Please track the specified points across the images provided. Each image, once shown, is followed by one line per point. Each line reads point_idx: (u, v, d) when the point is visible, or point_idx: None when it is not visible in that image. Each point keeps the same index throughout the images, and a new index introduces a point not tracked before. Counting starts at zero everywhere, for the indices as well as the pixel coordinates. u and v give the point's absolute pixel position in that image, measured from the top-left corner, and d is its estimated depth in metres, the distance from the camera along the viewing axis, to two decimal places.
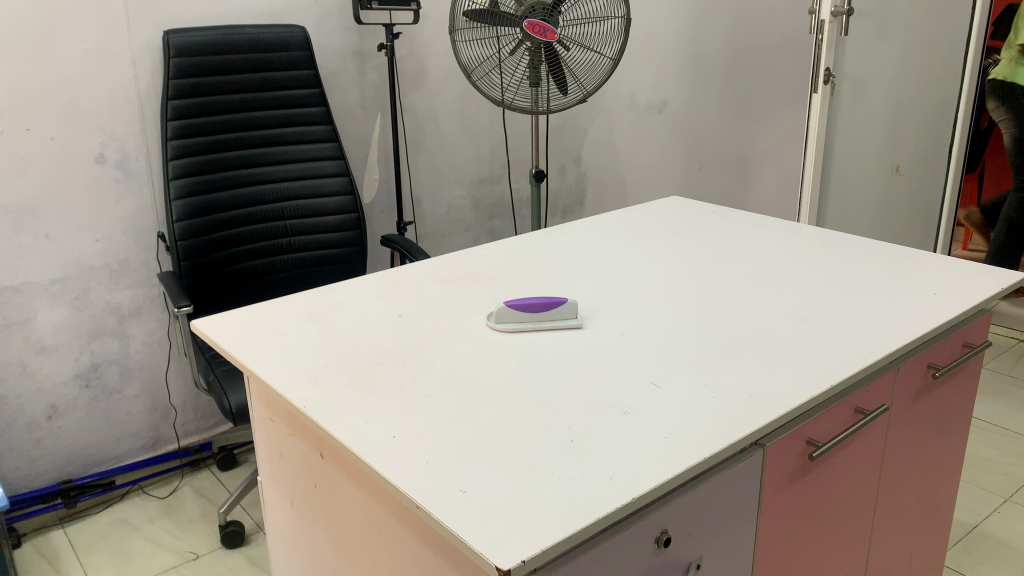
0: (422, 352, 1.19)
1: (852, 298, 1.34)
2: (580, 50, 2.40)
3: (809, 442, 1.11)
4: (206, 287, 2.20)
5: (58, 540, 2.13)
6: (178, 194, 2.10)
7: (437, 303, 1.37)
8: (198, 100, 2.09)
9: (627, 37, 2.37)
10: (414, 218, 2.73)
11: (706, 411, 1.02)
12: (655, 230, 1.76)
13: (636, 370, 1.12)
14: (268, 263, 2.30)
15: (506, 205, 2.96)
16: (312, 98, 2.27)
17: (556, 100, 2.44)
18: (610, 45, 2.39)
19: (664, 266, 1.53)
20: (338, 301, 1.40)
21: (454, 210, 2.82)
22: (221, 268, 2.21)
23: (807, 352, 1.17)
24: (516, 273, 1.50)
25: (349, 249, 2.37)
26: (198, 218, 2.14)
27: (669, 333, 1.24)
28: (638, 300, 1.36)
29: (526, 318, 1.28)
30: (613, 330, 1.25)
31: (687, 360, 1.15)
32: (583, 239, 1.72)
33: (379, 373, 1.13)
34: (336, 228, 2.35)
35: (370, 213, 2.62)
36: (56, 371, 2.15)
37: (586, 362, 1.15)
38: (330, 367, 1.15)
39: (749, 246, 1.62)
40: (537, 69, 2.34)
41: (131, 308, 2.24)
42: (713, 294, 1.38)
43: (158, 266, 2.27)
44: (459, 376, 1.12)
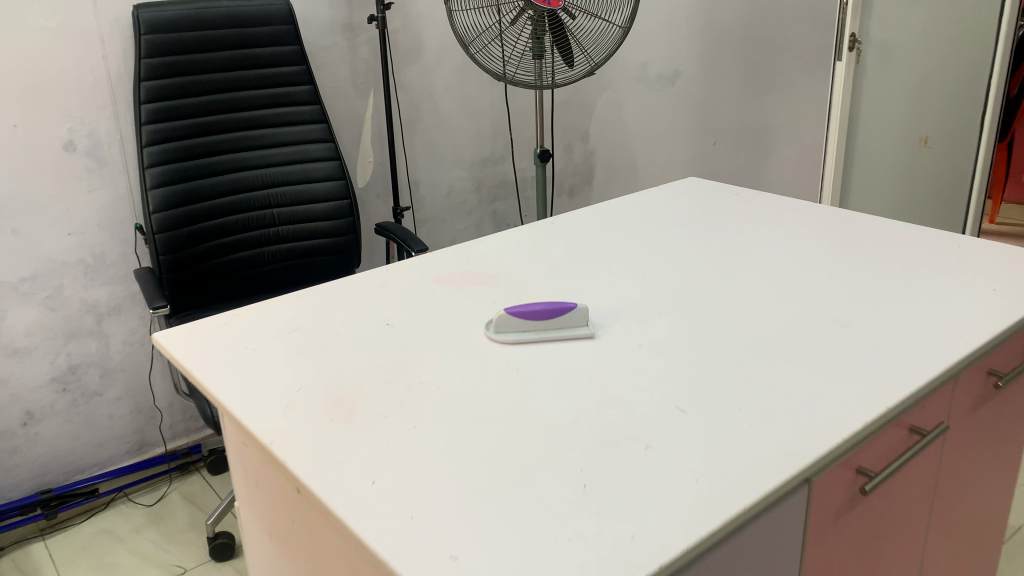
0: (410, 373, 1.04)
1: (902, 298, 1.18)
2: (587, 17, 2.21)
3: (859, 472, 0.96)
4: (189, 283, 2.04)
5: (38, 554, 2.01)
6: (154, 183, 1.94)
7: (430, 309, 1.22)
8: (174, 80, 1.93)
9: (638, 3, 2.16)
10: (412, 203, 2.57)
11: (744, 448, 0.86)
12: (672, 217, 1.60)
13: (657, 393, 0.97)
14: (256, 255, 2.14)
15: (510, 186, 2.80)
16: (299, 76, 2.10)
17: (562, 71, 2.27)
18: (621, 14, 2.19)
19: (684, 261, 1.37)
20: (320, 308, 1.25)
21: (454, 193, 2.66)
22: (204, 262, 2.05)
23: (855, 366, 1.01)
24: (519, 271, 1.35)
25: (342, 238, 2.21)
26: (177, 209, 1.98)
27: (693, 342, 1.09)
28: (656, 303, 1.21)
29: (529, 326, 1.13)
30: (630, 341, 1.10)
31: (716, 379, 0.99)
32: (592, 228, 1.56)
33: (361, 399, 0.98)
34: (328, 216, 2.18)
35: (365, 198, 2.47)
36: (30, 375, 2.01)
37: (599, 383, 1.00)
38: (305, 393, 1.00)
39: (779, 235, 1.46)
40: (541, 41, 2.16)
41: (109, 305, 2.10)
42: (741, 294, 1.22)
43: (137, 261, 2.12)
44: (451, 401, 0.97)
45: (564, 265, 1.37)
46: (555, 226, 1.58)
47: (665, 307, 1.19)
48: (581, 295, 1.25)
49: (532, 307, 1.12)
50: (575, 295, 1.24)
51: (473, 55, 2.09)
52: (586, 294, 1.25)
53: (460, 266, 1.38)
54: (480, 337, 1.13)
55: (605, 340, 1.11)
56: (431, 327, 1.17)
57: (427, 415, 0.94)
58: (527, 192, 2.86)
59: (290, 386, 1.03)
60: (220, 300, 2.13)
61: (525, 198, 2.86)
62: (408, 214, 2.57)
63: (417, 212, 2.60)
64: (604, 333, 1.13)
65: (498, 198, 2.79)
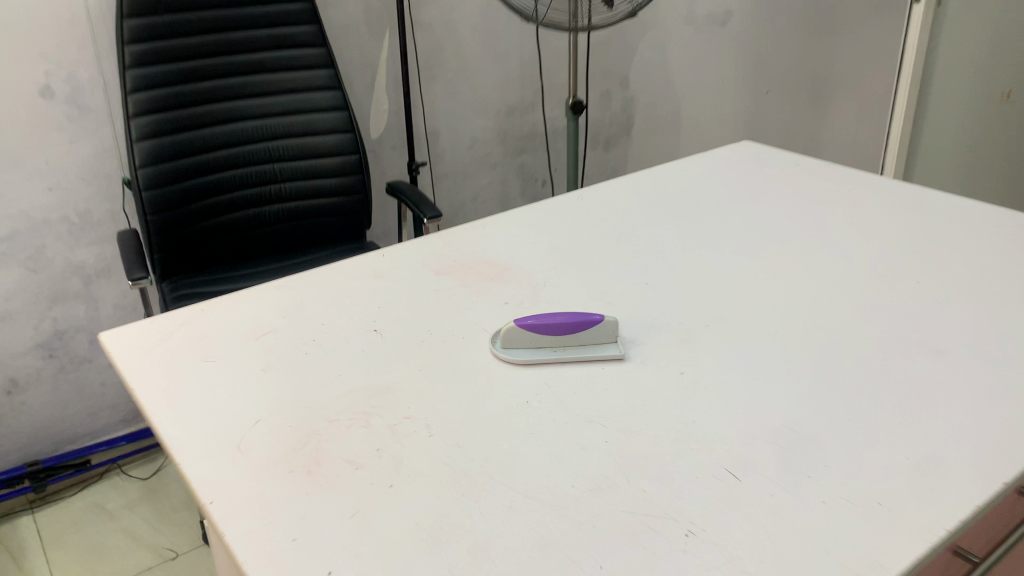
0: (393, 403, 0.85)
1: (1009, 319, 0.95)
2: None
3: (958, 555, 0.75)
4: (181, 245, 1.86)
5: (26, 529, 1.89)
6: (140, 136, 1.73)
7: (429, 313, 1.02)
8: (162, 19, 1.71)
9: None
10: (430, 156, 2.34)
11: (816, 544, 0.66)
12: (722, 194, 1.36)
13: (700, 451, 0.76)
14: (255, 215, 1.94)
15: (541, 136, 2.56)
16: (302, 15, 1.87)
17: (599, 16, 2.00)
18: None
19: (735, 254, 1.15)
20: (298, 304, 1.05)
21: (477, 144, 2.43)
22: (198, 222, 1.86)
23: (956, 418, 0.79)
24: (537, 262, 1.14)
25: (350, 197, 2.01)
26: (166, 164, 1.77)
27: (745, 373, 0.88)
28: (699, 315, 0.99)
29: (544, 342, 0.92)
30: (666, 367, 0.89)
31: (776, 434, 0.78)
32: (626, 205, 1.33)
33: (328, 441, 0.79)
34: (336, 172, 1.98)
35: (378, 151, 2.25)
36: (13, 342, 1.86)
37: (625, 429, 0.80)
38: (262, 429, 0.82)
39: (849, 224, 1.22)
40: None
41: (98, 267, 1.93)
42: (805, 307, 1.00)
43: (126, 218, 1.94)
44: (439, 449, 0.78)
45: (590, 256, 1.16)
46: (582, 201, 1.36)
47: (710, 320, 0.98)
48: (610, 298, 1.04)
49: (550, 320, 0.92)
50: (603, 299, 1.03)
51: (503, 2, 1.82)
52: (615, 297, 1.04)
53: (467, 252, 1.18)
54: (484, 354, 0.93)
55: (635, 365, 0.90)
56: (426, 336, 0.97)
57: (407, 470, 0.75)
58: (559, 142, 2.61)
59: (247, 417, 0.84)
60: (216, 264, 1.94)
61: (556, 150, 2.62)
62: (425, 168, 2.35)
63: (436, 165, 2.38)
64: (635, 354, 0.92)
65: (527, 149, 2.55)
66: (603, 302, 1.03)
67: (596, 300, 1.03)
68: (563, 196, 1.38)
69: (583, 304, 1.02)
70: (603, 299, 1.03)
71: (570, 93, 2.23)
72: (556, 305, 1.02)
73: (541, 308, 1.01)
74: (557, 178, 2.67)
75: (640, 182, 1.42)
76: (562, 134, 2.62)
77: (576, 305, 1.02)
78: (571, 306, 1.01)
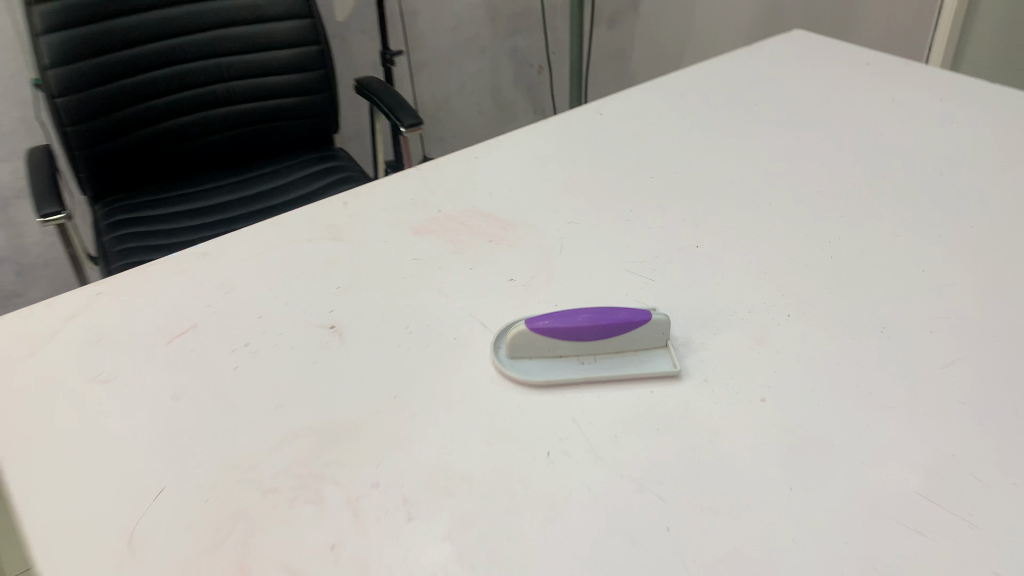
0: (356, 460, 0.59)
1: None
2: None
3: None
4: (106, 165, 1.48)
5: None
6: (45, 28, 1.32)
7: (407, 298, 0.75)
8: None
9: None
10: (405, 42, 2.00)
11: None
12: (779, 107, 1.07)
13: (808, 547, 0.52)
14: (196, 123, 1.56)
15: (533, 19, 2.18)
16: None
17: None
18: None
19: (810, 202, 0.86)
20: (228, 284, 0.78)
21: (461, 28, 2.07)
22: (126, 135, 1.48)
23: None
24: (550, 216, 0.85)
25: (313, 99, 1.64)
26: (81, 61, 1.37)
27: (856, 403, 0.62)
28: (777, 298, 0.73)
29: (566, 350, 0.67)
30: (740, 393, 0.63)
31: (915, 515, 0.54)
32: (655, 126, 1.03)
33: (262, 535, 0.54)
34: (294, 68, 1.59)
35: (345, 36, 1.89)
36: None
37: (697, 506, 0.55)
38: (167, 509, 0.56)
39: (952, 151, 0.94)
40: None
41: (14, 186, 1.63)
42: (920, 287, 0.73)
43: (43, 126, 1.61)
44: (424, 547, 0.53)
45: (616, 206, 0.87)
46: (599, 119, 1.05)
47: (793, 310, 0.71)
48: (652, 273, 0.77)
49: (573, 317, 0.66)
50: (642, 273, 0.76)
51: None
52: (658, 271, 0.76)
53: (454, 200, 0.89)
54: (486, 370, 0.66)
55: (697, 387, 0.64)
56: (404, 339, 0.70)
57: None
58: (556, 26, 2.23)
59: (144, 483, 0.58)
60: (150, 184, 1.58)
61: (552, 33, 2.25)
62: (400, 59, 2.01)
63: (413, 50, 2.02)
64: (695, 365, 0.66)
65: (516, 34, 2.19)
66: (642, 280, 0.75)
67: (633, 275, 0.76)
68: (572, 110, 1.07)
69: (616, 285, 0.75)
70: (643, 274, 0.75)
71: None
72: (580, 290, 0.74)
73: (560, 295, 0.74)
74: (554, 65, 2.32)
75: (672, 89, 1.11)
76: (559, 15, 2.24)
77: (607, 286, 0.75)
78: (601, 289, 0.74)
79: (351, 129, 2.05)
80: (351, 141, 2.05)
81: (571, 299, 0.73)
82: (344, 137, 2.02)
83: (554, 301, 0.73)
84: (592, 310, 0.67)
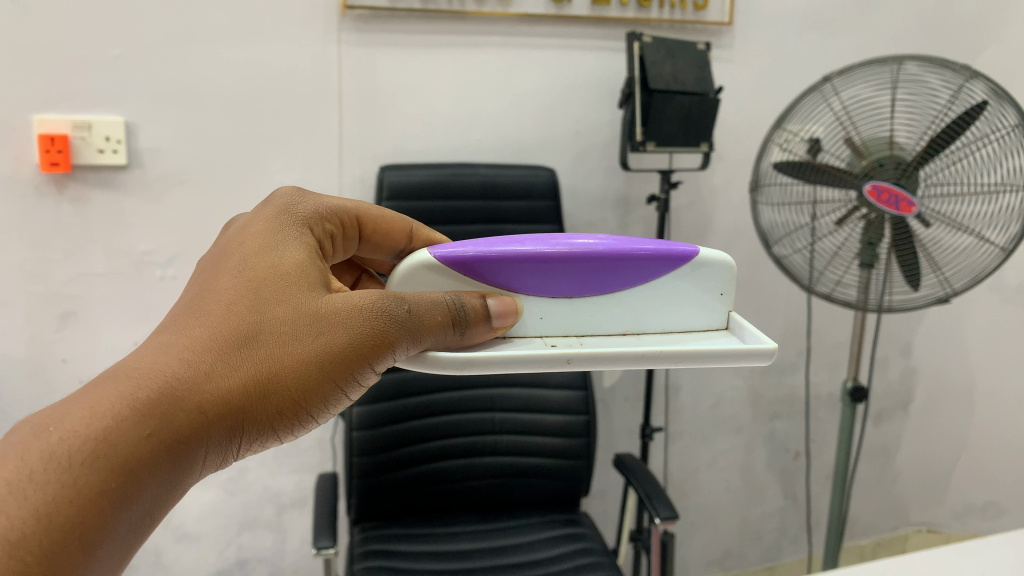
0: None
1: None
2: (952, 228, 1.14)
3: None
4: (381, 514, 1.24)
5: None
6: (391, 185, 1.14)
7: None
8: (426, 178, 1.16)
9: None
10: (666, 417, 1.57)
11: None
12: None
13: None
14: (473, 448, 1.26)
15: (803, 404, 1.66)
16: (543, 196, 1.22)
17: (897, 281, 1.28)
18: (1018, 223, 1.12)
19: None
20: None
21: (722, 404, 1.60)
22: (398, 472, 1.22)
23: None
24: (656, 291, 0.60)
25: (568, 462, 1.28)
26: (410, 196, 1.15)
27: None
28: None
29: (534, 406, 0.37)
30: None
31: None
32: (810, 135, 1.16)
33: None
34: (556, 431, 1.27)
35: (608, 401, 1.51)
36: (192, 566, 1.37)
37: None
38: None
39: None
40: (878, 247, 1.15)
41: (295, 496, 1.40)
42: None
43: (334, 438, 1.38)
44: None
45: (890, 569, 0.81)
46: (764, 140, 1.18)
47: None
48: (708, 305, 0.61)
49: (522, 248, 0.57)
50: (697, 283, 0.60)
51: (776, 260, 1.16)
52: (711, 272, 0.60)
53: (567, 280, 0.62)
54: None
55: None
56: None
57: None
58: (898, 354, 1.68)
59: None
60: (382, 516, 1.25)
61: (822, 418, 1.69)
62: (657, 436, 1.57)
63: (671, 422, 1.57)
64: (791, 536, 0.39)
65: (971, 410, 1.76)
66: (688, 270, 0.60)
67: (683, 284, 0.60)
68: (722, 88, 1.29)
69: (640, 285, 0.59)
70: (691, 250, 0.60)
71: (859, 380, 1.67)
72: (577, 317, 0.59)
73: (563, 333, 0.59)
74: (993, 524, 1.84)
75: (832, 153, 1.16)
76: (916, 400, 1.74)
77: (632, 334, 0.60)
78: (616, 304, 0.59)
79: (879, 445, 1.76)
80: (594, 500, 1.58)
81: (577, 339, 0.59)
82: (590, 497, 1.56)
83: (548, 340, 0.59)
84: (574, 258, 0.57)
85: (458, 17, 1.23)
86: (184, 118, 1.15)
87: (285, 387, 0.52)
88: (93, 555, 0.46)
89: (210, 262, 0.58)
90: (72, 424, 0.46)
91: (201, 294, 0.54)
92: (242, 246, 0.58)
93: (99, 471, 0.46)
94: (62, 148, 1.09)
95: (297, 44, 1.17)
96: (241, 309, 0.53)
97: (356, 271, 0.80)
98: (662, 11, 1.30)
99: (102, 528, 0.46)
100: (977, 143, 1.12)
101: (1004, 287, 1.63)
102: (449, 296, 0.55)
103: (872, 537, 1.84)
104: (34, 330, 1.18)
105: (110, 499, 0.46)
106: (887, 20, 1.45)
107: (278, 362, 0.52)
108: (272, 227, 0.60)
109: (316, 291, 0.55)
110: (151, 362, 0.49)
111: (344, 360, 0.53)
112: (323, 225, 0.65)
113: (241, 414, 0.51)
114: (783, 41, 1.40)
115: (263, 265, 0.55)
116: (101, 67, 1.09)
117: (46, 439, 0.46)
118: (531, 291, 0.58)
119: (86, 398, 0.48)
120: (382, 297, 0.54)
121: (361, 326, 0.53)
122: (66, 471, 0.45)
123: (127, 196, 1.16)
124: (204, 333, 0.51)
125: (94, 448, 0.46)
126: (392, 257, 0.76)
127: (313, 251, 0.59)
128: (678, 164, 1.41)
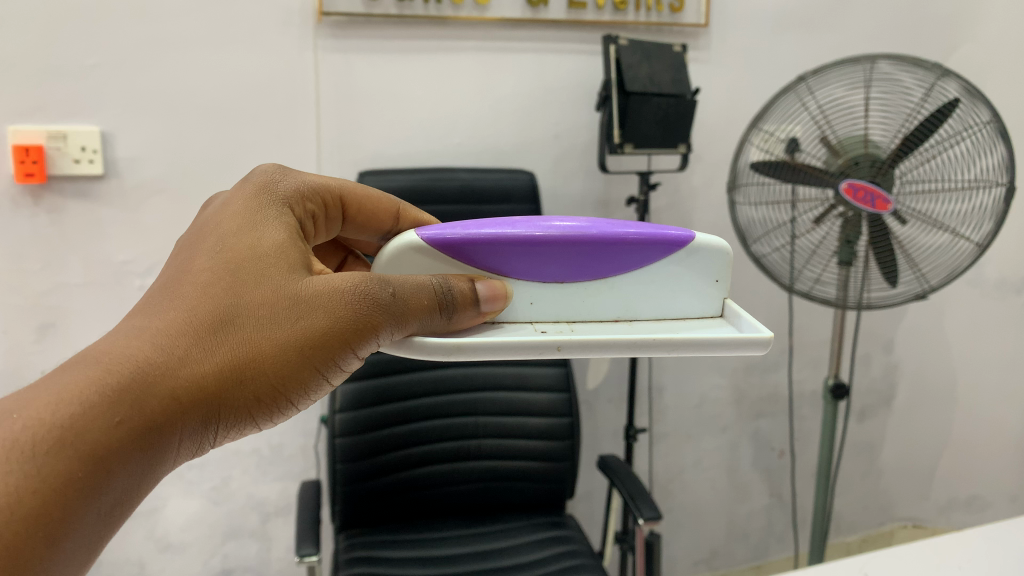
0: None
1: None
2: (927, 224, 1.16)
3: None
4: (366, 521, 1.24)
5: None
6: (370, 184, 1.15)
7: None
8: (407, 180, 1.17)
9: (1000, 207, 1.12)
10: (650, 417, 1.57)
11: None
12: None
13: None
14: (457, 453, 1.26)
15: (787, 402, 1.67)
16: (525, 199, 1.22)
17: (874, 278, 1.29)
18: (992, 220, 1.13)
19: None
20: None
21: (706, 403, 1.61)
22: (382, 478, 1.22)
23: None
24: (646, 277, 0.60)
25: (552, 466, 1.28)
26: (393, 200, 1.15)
27: None
28: None
29: None
30: None
31: None
32: (788, 135, 1.17)
33: None
34: (540, 433, 1.27)
35: (593, 402, 1.52)
36: None
37: None
38: None
39: None
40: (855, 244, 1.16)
41: (280, 502, 1.39)
42: None
43: (320, 442, 1.37)
44: None
45: (868, 565, 0.81)
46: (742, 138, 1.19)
47: None
48: (701, 293, 0.61)
49: (514, 231, 0.57)
50: (690, 270, 0.60)
51: (754, 257, 1.17)
52: (704, 260, 0.60)
53: None
54: None
55: None
56: None
57: None
58: (880, 351, 1.70)
59: None
60: (366, 521, 1.24)
61: (806, 416, 1.70)
62: (642, 437, 1.58)
63: (655, 422, 1.58)
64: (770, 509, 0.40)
65: (952, 404, 1.77)
66: (681, 256, 0.60)
67: (675, 271, 0.60)
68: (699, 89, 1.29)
69: (632, 271, 0.60)
70: (686, 235, 0.60)
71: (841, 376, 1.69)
72: (568, 302, 0.60)
73: (554, 320, 0.60)
74: (977, 518, 1.86)
75: (810, 152, 1.16)
76: (899, 396, 1.75)
77: (624, 320, 0.60)
78: (608, 290, 0.60)
79: (861, 443, 1.77)
80: (580, 502, 1.59)
81: (568, 325, 0.59)
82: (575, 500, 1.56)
83: (538, 326, 0.59)
84: (566, 242, 0.57)
85: (437, 23, 1.23)
86: (162, 126, 1.15)
87: (263, 372, 0.52)
88: (58, 547, 0.45)
89: (187, 242, 0.58)
90: (37, 411, 0.46)
91: (177, 275, 0.54)
92: (221, 226, 0.57)
93: (66, 460, 0.45)
94: (37, 158, 1.08)
95: (275, 49, 1.17)
96: (218, 292, 0.52)
97: (341, 252, 0.80)
98: (638, 13, 1.31)
99: (69, 518, 0.45)
100: (951, 139, 1.13)
101: (983, 282, 1.66)
102: (436, 280, 0.55)
103: (858, 533, 1.85)
104: (11, 344, 1.17)
105: (77, 488, 0.46)
106: (862, 20, 1.47)
107: (257, 347, 0.51)
108: (251, 207, 0.59)
109: (296, 274, 0.55)
110: (123, 346, 0.49)
111: (324, 344, 0.53)
112: (305, 204, 0.64)
113: (217, 400, 0.50)
114: (759, 43, 1.41)
115: (242, 245, 0.55)
116: (75, 77, 1.08)
117: (10, 426, 0.45)
118: (523, 275, 0.59)
119: (54, 383, 0.47)
120: (366, 280, 0.54)
121: (341, 310, 0.53)
122: (31, 460, 0.45)
123: (105, 206, 1.15)
124: (181, 315, 0.51)
125: (61, 437, 0.45)
126: (378, 239, 0.76)
127: (294, 232, 0.59)
128: (656, 165, 1.43)
